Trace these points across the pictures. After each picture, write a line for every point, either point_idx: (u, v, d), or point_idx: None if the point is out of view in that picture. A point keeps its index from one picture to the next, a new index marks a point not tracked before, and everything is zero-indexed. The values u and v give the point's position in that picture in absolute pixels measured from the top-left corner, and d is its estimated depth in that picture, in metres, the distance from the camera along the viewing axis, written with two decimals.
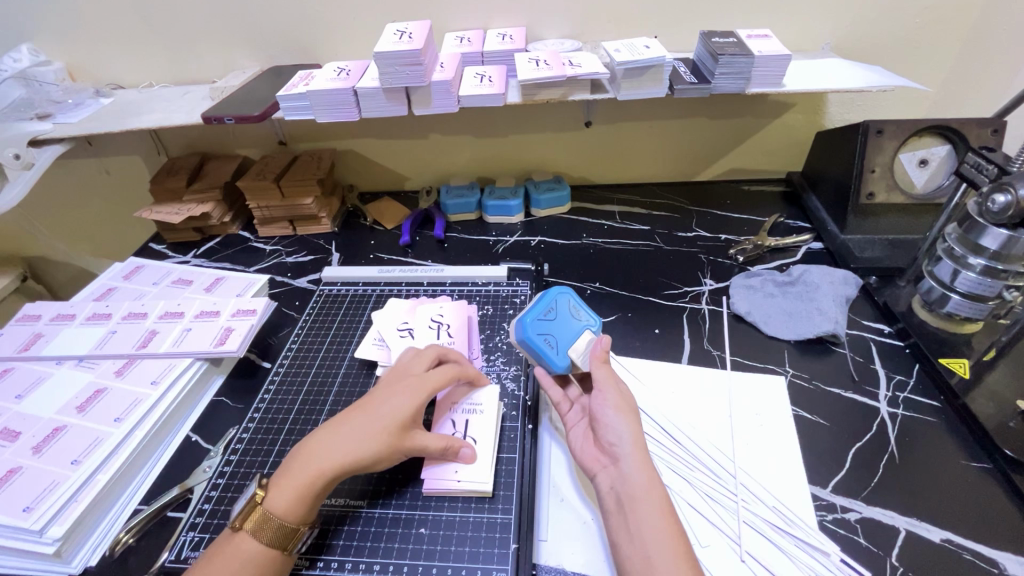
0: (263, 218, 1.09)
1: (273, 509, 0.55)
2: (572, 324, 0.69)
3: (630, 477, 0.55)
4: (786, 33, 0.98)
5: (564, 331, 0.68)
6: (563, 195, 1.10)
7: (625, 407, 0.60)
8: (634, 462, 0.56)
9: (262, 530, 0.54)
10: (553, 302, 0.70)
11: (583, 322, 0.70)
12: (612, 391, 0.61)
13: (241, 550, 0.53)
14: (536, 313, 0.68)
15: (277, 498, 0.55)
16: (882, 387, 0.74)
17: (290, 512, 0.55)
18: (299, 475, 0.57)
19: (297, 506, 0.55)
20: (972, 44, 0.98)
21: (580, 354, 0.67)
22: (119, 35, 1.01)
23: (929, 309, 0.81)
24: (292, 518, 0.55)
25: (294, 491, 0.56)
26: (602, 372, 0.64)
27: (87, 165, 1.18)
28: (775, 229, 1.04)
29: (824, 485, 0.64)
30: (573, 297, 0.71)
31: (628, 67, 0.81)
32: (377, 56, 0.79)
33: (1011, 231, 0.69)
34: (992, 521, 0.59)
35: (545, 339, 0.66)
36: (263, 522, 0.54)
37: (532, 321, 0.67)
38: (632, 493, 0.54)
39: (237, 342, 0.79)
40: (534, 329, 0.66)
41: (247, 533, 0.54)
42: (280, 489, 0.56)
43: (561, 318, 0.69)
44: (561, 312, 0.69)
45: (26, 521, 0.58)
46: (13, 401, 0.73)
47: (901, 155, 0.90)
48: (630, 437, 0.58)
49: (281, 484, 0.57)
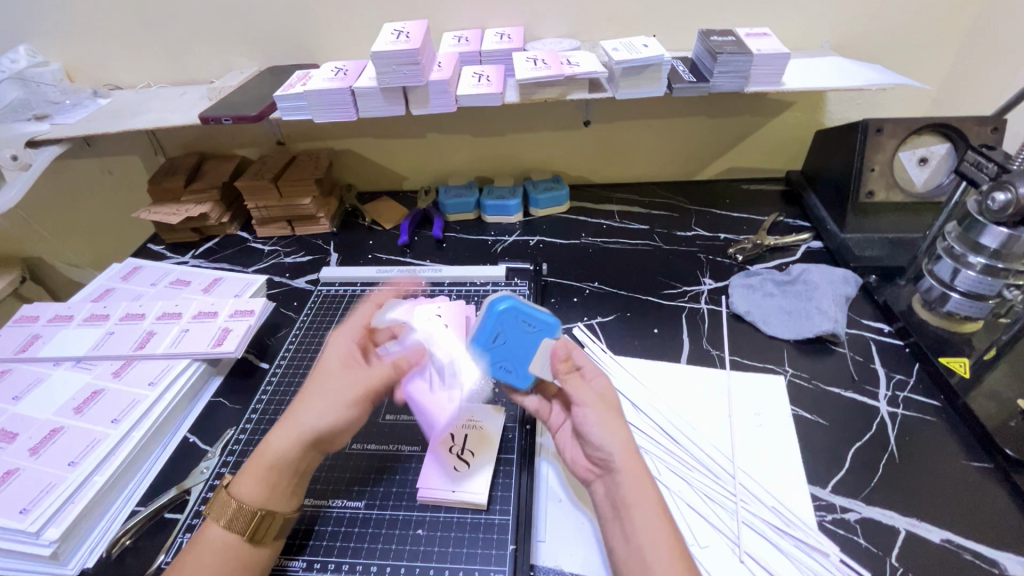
0: (262, 218, 1.09)
1: (243, 501, 0.54)
2: (526, 339, 0.61)
3: (624, 482, 0.54)
4: (785, 32, 0.98)
5: (519, 352, 0.62)
6: (561, 195, 1.10)
7: (609, 413, 0.58)
8: (624, 469, 0.55)
9: (237, 523, 0.53)
10: (498, 324, 0.60)
11: (538, 332, 0.61)
12: (590, 399, 0.59)
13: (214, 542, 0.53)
14: (483, 344, 0.61)
15: (247, 489, 0.55)
16: (882, 387, 0.74)
17: (255, 495, 0.55)
18: (265, 464, 0.56)
19: (261, 488, 0.55)
20: (972, 42, 0.97)
21: (541, 368, 0.61)
22: (116, 35, 1.01)
23: (929, 308, 0.81)
24: (257, 500, 0.55)
25: (264, 478, 0.56)
26: (572, 384, 0.60)
27: (86, 166, 1.18)
28: (775, 228, 1.04)
29: (823, 485, 0.64)
30: (521, 308, 0.60)
31: (626, 66, 0.80)
32: (374, 56, 0.79)
33: (1011, 230, 0.69)
34: (993, 521, 0.59)
35: (500, 367, 0.62)
36: (234, 514, 0.54)
37: (481, 354, 0.62)
38: (627, 503, 0.53)
39: (234, 342, 0.79)
40: (485, 359, 0.62)
41: (219, 529, 0.53)
42: (243, 479, 0.55)
43: (512, 338, 0.61)
44: (510, 329, 0.61)
45: (22, 522, 0.57)
46: (11, 403, 0.73)
47: (901, 153, 0.89)
48: (617, 444, 0.56)
49: (245, 475, 0.56)
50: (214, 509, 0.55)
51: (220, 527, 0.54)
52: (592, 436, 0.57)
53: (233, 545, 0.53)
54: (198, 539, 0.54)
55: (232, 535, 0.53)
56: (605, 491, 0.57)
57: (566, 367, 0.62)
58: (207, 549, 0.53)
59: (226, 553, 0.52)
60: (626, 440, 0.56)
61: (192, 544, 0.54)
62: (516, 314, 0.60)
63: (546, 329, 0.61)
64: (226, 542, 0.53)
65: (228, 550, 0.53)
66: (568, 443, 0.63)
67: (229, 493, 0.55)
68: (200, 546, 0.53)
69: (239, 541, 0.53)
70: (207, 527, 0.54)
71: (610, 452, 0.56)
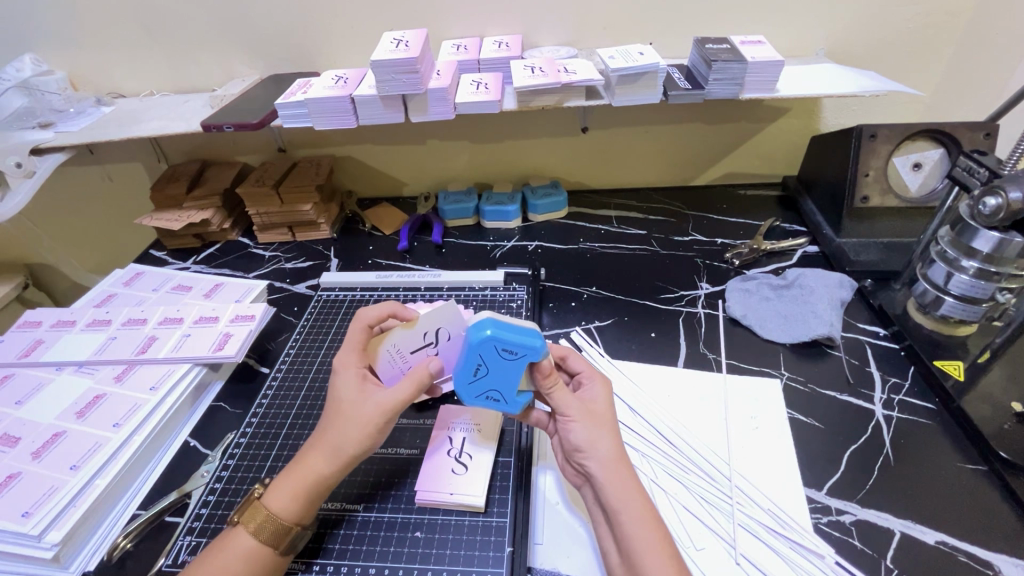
0: (262, 224, 1.10)
1: (279, 515, 0.55)
2: (508, 366, 0.58)
3: (607, 487, 0.55)
4: (779, 39, 0.99)
5: (505, 381, 0.59)
6: (559, 200, 1.11)
7: (594, 424, 0.58)
8: (608, 476, 0.55)
9: (271, 536, 0.54)
10: (479, 355, 0.57)
11: (521, 358, 0.57)
12: (575, 409, 0.59)
13: (239, 548, 0.53)
14: (465, 376, 0.59)
15: (282, 504, 0.55)
16: (878, 390, 0.74)
17: (289, 511, 0.55)
18: (301, 481, 0.57)
19: (296, 505, 0.55)
20: (964, 49, 0.99)
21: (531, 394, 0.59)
22: (120, 44, 1.03)
23: (923, 312, 0.81)
24: (290, 516, 0.55)
25: (300, 493, 0.56)
26: (558, 397, 0.59)
27: (89, 173, 1.20)
28: (771, 233, 1.05)
29: (819, 487, 0.64)
30: (499, 336, 0.57)
31: (622, 73, 0.82)
32: (374, 64, 0.80)
33: (1003, 234, 0.69)
34: (987, 523, 0.59)
35: (489, 397, 0.61)
36: (266, 527, 0.54)
37: (465, 387, 0.60)
38: (617, 506, 0.54)
39: (235, 347, 0.79)
40: (472, 393, 0.60)
41: (250, 540, 0.54)
42: (277, 494, 0.56)
43: (494, 368, 0.58)
44: (490, 359, 0.58)
45: (25, 525, 0.58)
46: (13, 407, 0.73)
47: (895, 158, 0.90)
48: (601, 453, 0.56)
49: (278, 488, 0.56)
50: (245, 518, 0.55)
51: (250, 538, 0.54)
52: (577, 446, 0.57)
53: (263, 557, 0.54)
54: (225, 544, 0.54)
55: (264, 548, 0.54)
56: (593, 497, 0.58)
57: (552, 380, 0.59)
58: (232, 555, 0.53)
59: (256, 565, 0.53)
60: (612, 448, 0.57)
61: (216, 548, 0.54)
62: (496, 343, 0.57)
63: (529, 354, 0.57)
64: (256, 554, 0.53)
65: (257, 562, 0.53)
66: (560, 451, 0.63)
67: (261, 503, 0.55)
68: (226, 552, 0.53)
69: (269, 553, 0.54)
70: (236, 534, 0.55)
71: (597, 461, 0.56)
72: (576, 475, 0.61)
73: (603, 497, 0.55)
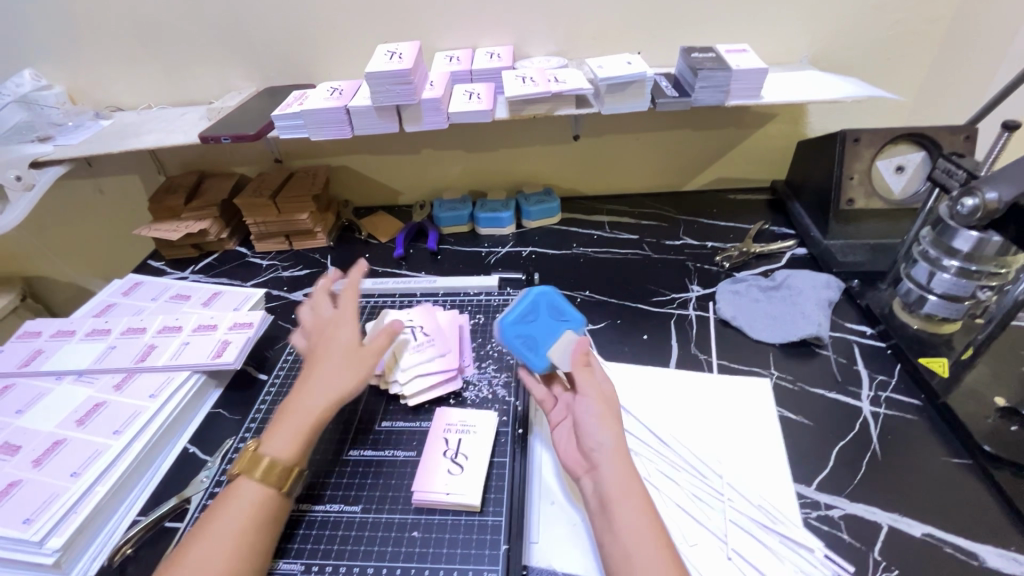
0: (260, 233, 1.11)
1: (280, 456, 0.58)
2: (554, 326, 0.69)
3: (610, 479, 0.56)
4: (764, 47, 1.02)
5: (543, 333, 0.68)
6: (552, 207, 1.13)
7: (607, 411, 0.60)
8: (613, 465, 0.56)
9: (276, 477, 0.57)
10: (535, 304, 0.69)
11: (566, 322, 0.69)
12: (596, 395, 0.61)
13: (244, 498, 0.56)
14: (516, 316, 0.68)
15: (282, 447, 0.59)
16: (865, 388, 0.76)
17: (289, 452, 0.59)
18: (295, 419, 0.61)
19: (294, 447, 0.60)
20: (942, 54, 1.02)
21: (557, 354, 0.66)
22: (120, 60, 1.05)
23: (909, 310, 0.83)
24: (290, 456, 0.59)
25: (298, 434, 0.60)
26: (582, 376, 0.63)
27: (87, 186, 1.21)
28: (761, 236, 1.07)
29: (808, 483, 0.65)
30: (555, 296, 0.70)
31: (611, 82, 0.84)
32: (369, 76, 0.82)
33: (981, 233, 0.71)
34: (973, 515, 0.61)
35: (522, 341, 0.67)
36: (270, 469, 0.58)
37: (511, 325, 0.68)
38: (613, 495, 0.55)
39: (234, 353, 0.81)
40: (514, 332, 0.68)
41: (254, 486, 0.57)
42: (276, 440, 0.60)
43: (543, 320, 0.69)
44: (542, 313, 0.69)
45: (26, 532, 0.59)
46: (13, 416, 0.74)
47: (878, 162, 0.92)
48: (612, 441, 0.58)
49: (274, 435, 0.60)
50: (246, 467, 0.58)
51: (255, 484, 0.57)
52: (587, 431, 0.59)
53: (269, 500, 0.57)
54: (232, 494, 0.57)
55: (268, 490, 0.57)
56: (592, 486, 0.58)
57: (583, 361, 0.64)
58: (241, 504, 0.56)
59: (263, 507, 0.56)
60: (620, 440, 0.58)
61: (223, 503, 0.56)
62: (550, 301, 0.70)
63: (571, 321, 0.69)
64: (265, 498, 0.56)
65: (263, 505, 0.56)
66: (562, 437, 0.64)
67: (262, 450, 0.59)
68: (234, 504, 0.56)
69: (274, 496, 0.57)
70: (241, 484, 0.57)
71: (603, 448, 0.58)
72: (577, 462, 0.61)
73: (605, 487, 0.56)
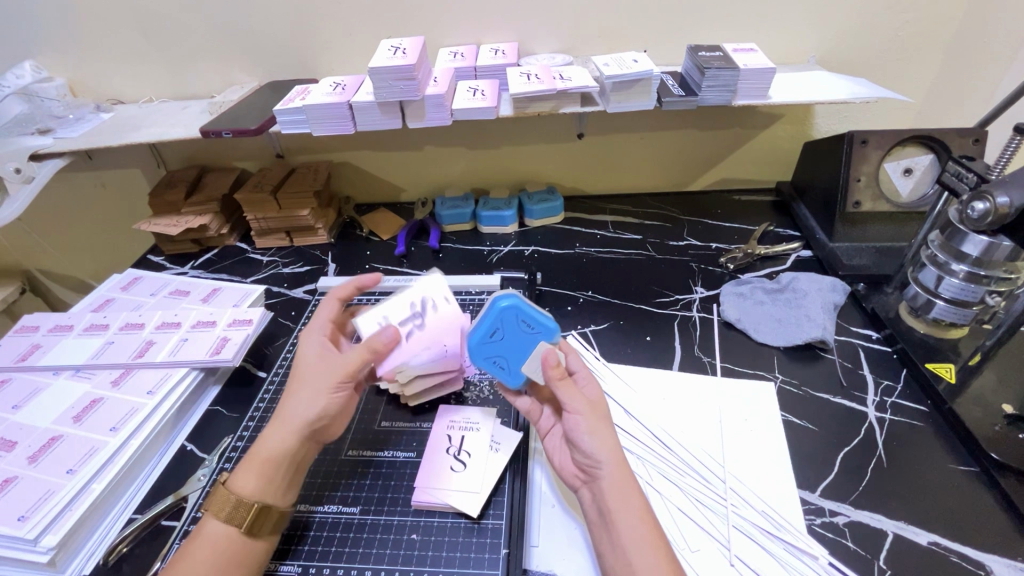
0: (261, 229, 1.10)
1: (242, 494, 0.56)
2: (524, 338, 0.64)
3: (610, 490, 0.55)
4: (771, 47, 1.00)
5: (515, 349, 0.65)
6: (554, 206, 1.12)
7: (598, 423, 0.58)
8: (611, 476, 0.55)
9: (235, 515, 0.55)
10: (499, 319, 0.64)
11: (535, 333, 0.64)
12: (582, 405, 0.58)
13: (207, 540, 0.54)
14: (480, 337, 0.64)
15: (243, 484, 0.56)
16: (870, 393, 0.75)
17: (250, 489, 0.56)
18: (261, 454, 0.58)
19: (255, 482, 0.57)
20: (953, 56, 1.00)
21: (533, 369, 0.64)
22: (121, 52, 1.04)
23: (915, 314, 0.82)
24: (251, 493, 0.56)
25: (258, 470, 0.57)
26: (565, 390, 0.59)
27: (88, 180, 1.20)
28: (766, 238, 1.06)
29: (813, 489, 0.65)
30: (520, 307, 0.64)
31: (617, 80, 0.83)
32: (372, 71, 0.81)
33: (991, 238, 0.69)
34: (980, 525, 0.60)
35: (494, 362, 0.65)
36: (232, 508, 0.55)
37: (477, 348, 0.64)
38: (611, 507, 0.54)
39: (232, 350, 0.80)
40: (482, 354, 0.65)
41: (217, 526, 0.55)
42: (240, 480, 0.57)
43: (509, 335, 0.64)
44: (508, 327, 0.64)
45: (20, 530, 0.58)
46: (10, 411, 0.73)
47: (886, 163, 0.91)
48: (606, 452, 0.56)
49: (241, 470, 0.58)
50: (212, 506, 0.56)
51: (218, 524, 0.55)
52: (581, 443, 0.57)
53: (234, 541, 0.54)
54: (197, 534, 0.55)
55: (232, 530, 0.54)
56: (592, 496, 0.58)
57: (560, 372, 0.60)
58: (207, 544, 0.54)
59: (227, 547, 0.54)
60: (616, 449, 0.57)
61: (190, 541, 0.55)
62: (517, 313, 0.64)
63: (543, 332, 0.64)
64: (226, 539, 0.54)
65: (227, 545, 0.54)
66: (558, 448, 0.64)
67: (226, 489, 0.56)
68: (197, 542, 0.54)
69: (240, 536, 0.55)
70: (206, 523, 0.55)
71: (599, 461, 0.56)
72: (575, 473, 0.61)
73: (605, 499, 0.55)
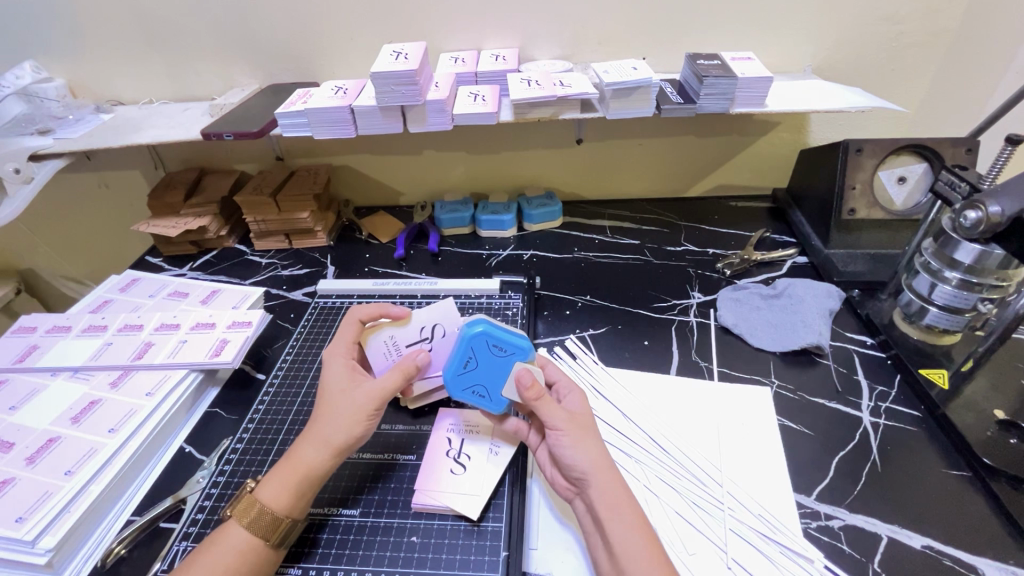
0: (260, 231, 1.10)
1: (270, 505, 0.56)
2: (499, 362, 0.64)
3: (599, 500, 0.55)
4: (768, 56, 1.02)
5: (492, 375, 0.65)
6: (553, 211, 1.13)
7: (580, 435, 0.59)
8: (600, 486, 0.56)
9: (264, 527, 0.55)
10: (471, 348, 0.64)
11: (509, 355, 0.64)
12: (562, 420, 0.59)
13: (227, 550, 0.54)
14: (455, 368, 0.64)
15: (272, 496, 0.57)
16: (865, 398, 0.76)
17: (281, 504, 0.56)
18: (294, 471, 0.59)
19: (287, 498, 0.57)
20: (947, 66, 1.02)
21: (512, 392, 0.64)
22: (123, 54, 1.04)
23: (909, 321, 0.83)
24: (282, 507, 0.56)
25: (289, 485, 0.58)
26: (544, 408, 0.60)
27: (85, 179, 1.20)
28: (762, 244, 1.07)
29: (809, 493, 0.65)
30: (491, 332, 0.64)
31: (616, 87, 0.84)
32: (374, 76, 0.81)
33: (983, 246, 0.71)
34: (973, 529, 0.61)
35: (474, 392, 0.65)
36: (260, 518, 0.56)
37: (453, 380, 0.64)
38: (602, 516, 0.55)
39: (231, 353, 0.80)
40: (460, 386, 0.65)
41: (240, 534, 0.55)
42: (269, 493, 0.57)
43: (483, 361, 0.64)
44: (481, 354, 0.64)
45: (18, 531, 0.58)
46: (7, 412, 0.73)
47: (880, 172, 0.93)
48: (590, 462, 0.57)
49: (270, 480, 0.58)
50: (238, 511, 0.56)
51: (241, 531, 0.55)
52: (564, 456, 0.58)
53: (255, 551, 0.54)
54: (218, 540, 0.55)
55: (256, 539, 0.55)
56: (584, 506, 0.59)
57: (537, 392, 0.60)
58: (225, 550, 0.54)
59: (250, 556, 0.54)
60: (600, 458, 0.58)
61: (208, 548, 0.55)
62: (487, 338, 0.64)
63: (518, 353, 0.64)
64: (249, 549, 0.54)
65: (250, 553, 0.54)
66: (548, 462, 0.64)
67: (253, 496, 0.57)
68: (215, 546, 0.54)
69: (262, 545, 0.55)
70: (223, 532, 0.56)
71: (585, 472, 0.57)
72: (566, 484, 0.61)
73: (595, 507, 0.55)
